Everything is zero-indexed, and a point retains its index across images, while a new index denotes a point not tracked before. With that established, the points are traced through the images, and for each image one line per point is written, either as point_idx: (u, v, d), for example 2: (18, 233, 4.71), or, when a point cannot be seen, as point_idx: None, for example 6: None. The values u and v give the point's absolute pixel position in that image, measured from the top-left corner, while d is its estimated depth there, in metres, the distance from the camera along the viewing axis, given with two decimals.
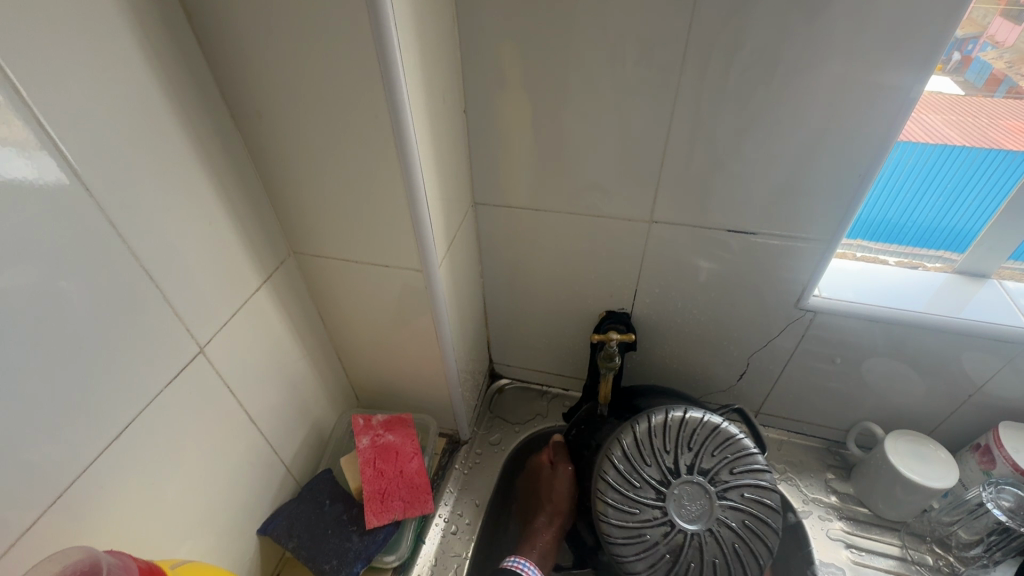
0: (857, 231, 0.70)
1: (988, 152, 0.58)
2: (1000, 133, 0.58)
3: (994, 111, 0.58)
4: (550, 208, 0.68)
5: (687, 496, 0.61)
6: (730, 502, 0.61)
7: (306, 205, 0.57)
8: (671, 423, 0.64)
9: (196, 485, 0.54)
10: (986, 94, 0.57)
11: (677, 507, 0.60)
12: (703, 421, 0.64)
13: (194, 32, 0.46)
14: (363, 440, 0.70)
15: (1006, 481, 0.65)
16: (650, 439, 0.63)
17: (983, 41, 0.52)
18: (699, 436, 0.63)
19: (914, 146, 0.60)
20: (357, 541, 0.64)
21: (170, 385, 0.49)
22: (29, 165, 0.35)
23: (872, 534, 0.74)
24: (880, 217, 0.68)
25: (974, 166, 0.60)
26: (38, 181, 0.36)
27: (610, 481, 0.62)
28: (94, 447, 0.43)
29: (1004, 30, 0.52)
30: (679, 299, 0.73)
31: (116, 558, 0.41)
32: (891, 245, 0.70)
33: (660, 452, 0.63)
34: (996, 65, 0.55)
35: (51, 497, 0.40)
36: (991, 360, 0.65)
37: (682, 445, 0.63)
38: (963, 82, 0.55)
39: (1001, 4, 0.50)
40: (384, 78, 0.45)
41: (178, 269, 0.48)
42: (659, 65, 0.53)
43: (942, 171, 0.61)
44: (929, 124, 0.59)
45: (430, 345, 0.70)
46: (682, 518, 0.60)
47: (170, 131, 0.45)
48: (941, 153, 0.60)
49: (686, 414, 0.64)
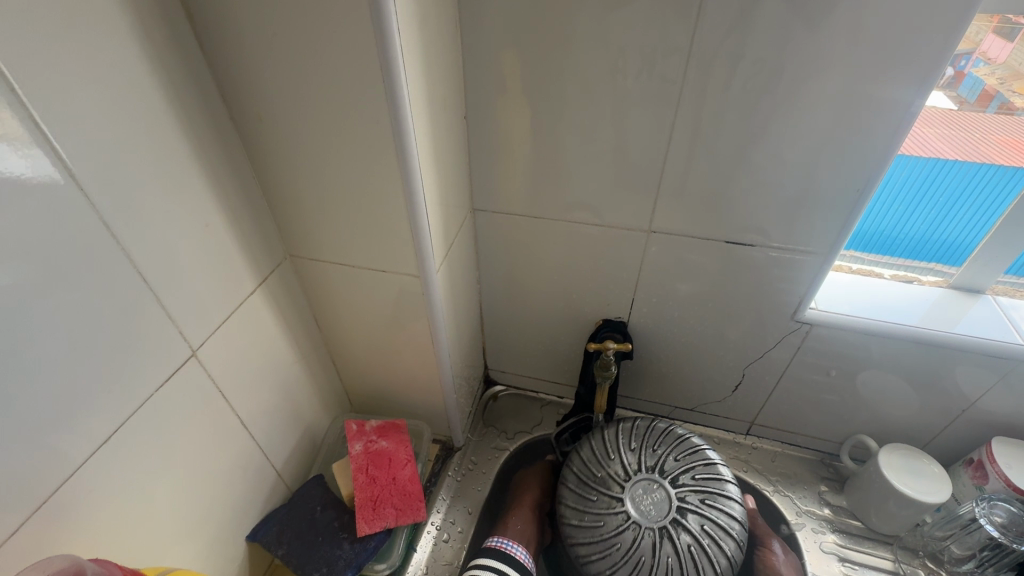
0: (852, 243, 0.71)
1: (979, 167, 0.59)
2: (991, 147, 0.58)
3: (986, 126, 0.58)
4: (549, 215, 0.68)
5: (649, 494, 0.65)
6: (655, 546, 0.61)
7: (303, 208, 0.57)
8: (716, 479, 0.67)
9: (186, 490, 0.53)
10: (978, 109, 0.57)
11: (639, 485, 0.66)
12: (728, 510, 0.65)
13: (194, 33, 0.46)
14: (356, 445, 0.69)
15: (999, 497, 0.65)
16: (694, 460, 0.68)
17: (976, 57, 0.53)
18: (714, 509, 0.64)
19: (907, 159, 0.61)
20: (348, 549, 0.63)
21: (161, 388, 0.48)
22: (24, 162, 0.35)
23: (865, 548, 0.74)
24: (874, 229, 0.68)
25: (966, 181, 0.60)
26: (34, 178, 0.35)
27: (649, 424, 0.72)
28: (82, 451, 0.42)
29: (996, 46, 0.53)
30: (675, 309, 0.73)
31: (102, 565, 0.40)
32: (884, 256, 0.70)
33: (690, 470, 0.68)
34: (987, 82, 0.55)
35: (36, 502, 0.39)
36: (984, 375, 0.65)
37: (701, 490, 0.66)
38: (954, 97, 0.56)
39: (993, 21, 0.51)
40: (387, 83, 0.44)
41: (174, 272, 0.48)
42: (661, 76, 0.53)
43: (934, 185, 0.62)
44: (921, 136, 0.60)
45: (425, 351, 0.70)
46: (627, 492, 0.65)
47: (167, 130, 0.44)
48: (934, 166, 0.60)
49: (732, 495, 0.66)
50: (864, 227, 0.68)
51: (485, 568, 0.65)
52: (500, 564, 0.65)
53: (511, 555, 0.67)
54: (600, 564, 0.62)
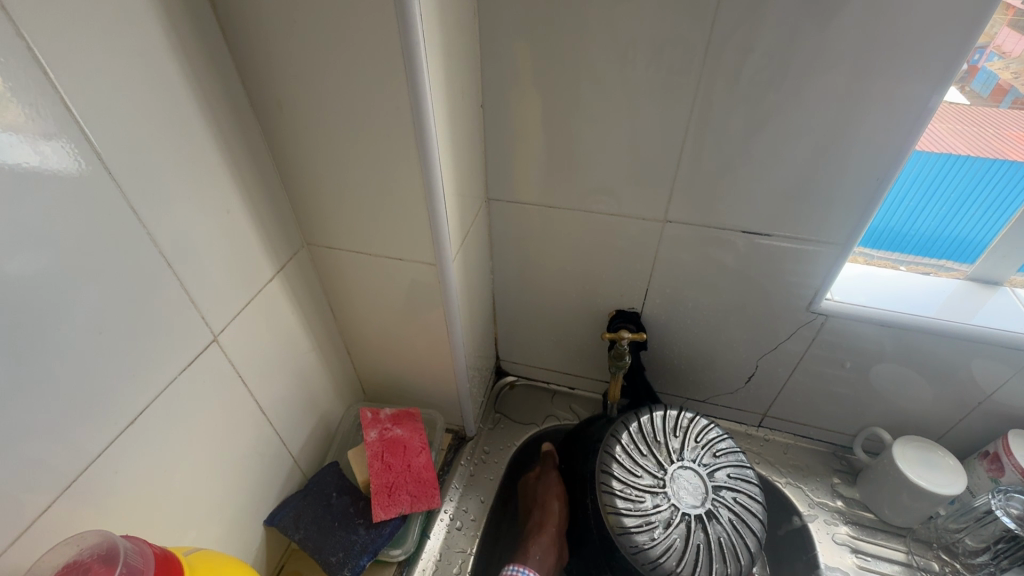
0: (862, 239, 0.70)
1: (992, 163, 0.58)
2: (1004, 143, 0.58)
3: (999, 121, 0.58)
4: (564, 204, 0.68)
5: (686, 482, 0.64)
6: (670, 522, 0.62)
7: (322, 196, 0.57)
8: (750, 511, 0.64)
9: (205, 475, 0.54)
10: (992, 104, 0.57)
11: (683, 472, 0.65)
12: (747, 546, 0.62)
13: (216, 20, 0.46)
14: (370, 433, 0.70)
15: (1014, 489, 0.65)
16: (745, 486, 0.65)
17: (991, 51, 0.52)
18: (738, 533, 0.62)
19: (918, 155, 0.60)
20: (364, 534, 0.64)
21: (183, 373, 0.49)
22: (33, 151, 0.34)
23: (877, 539, 0.74)
24: (885, 225, 0.67)
25: (978, 178, 0.60)
26: (41, 166, 0.35)
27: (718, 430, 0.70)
28: (108, 432, 0.43)
29: (1011, 40, 0.52)
30: (689, 300, 0.73)
31: (137, 539, 0.38)
32: (895, 252, 0.70)
33: (736, 489, 0.65)
34: (1001, 76, 0.55)
35: (64, 482, 0.40)
36: (1001, 367, 0.65)
37: (737, 512, 0.63)
38: (967, 91, 0.56)
39: (1009, 13, 0.50)
40: (407, 69, 0.44)
41: (195, 258, 0.48)
42: (681, 63, 0.53)
43: (946, 180, 0.61)
44: (933, 132, 0.59)
45: (439, 340, 0.70)
46: (670, 475, 0.65)
47: (190, 118, 0.45)
48: (946, 162, 0.60)
49: (757, 534, 0.63)
50: (875, 224, 0.67)
51: None
52: None
53: None
54: (616, 502, 0.63)
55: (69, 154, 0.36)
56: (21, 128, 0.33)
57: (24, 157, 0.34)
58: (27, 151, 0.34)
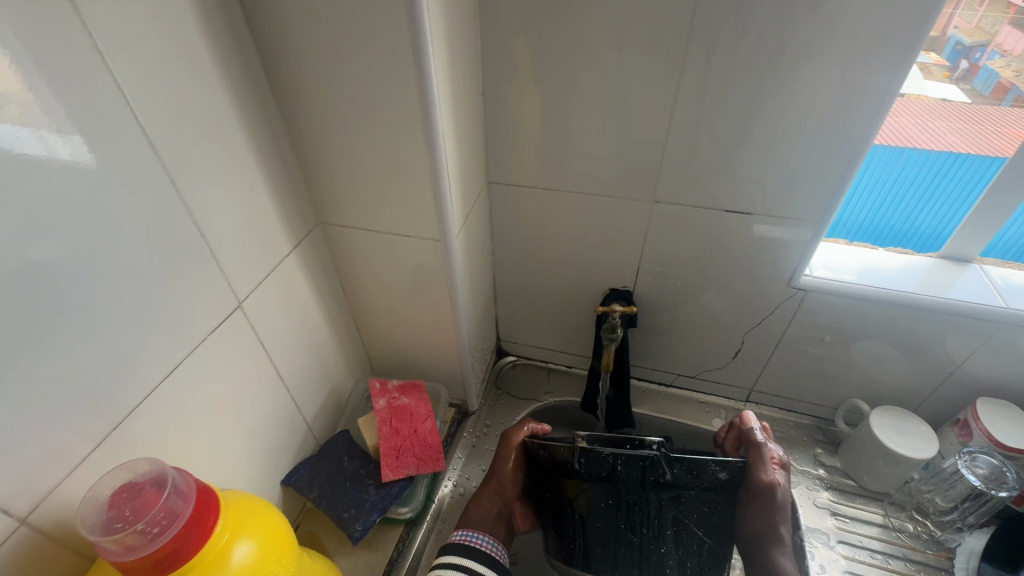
0: (863, 236, 0.75)
1: (993, 160, 0.62)
2: (1004, 140, 0.61)
3: (1001, 120, 0.61)
4: (559, 187, 0.73)
5: None
6: None
7: (335, 176, 0.62)
8: None
9: (228, 433, 0.58)
10: (994, 103, 0.61)
11: None
12: None
13: (243, 12, 0.50)
14: (380, 401, 0.74)
15: (980, 450, 0.69)
16: None
17: (991, 49, 0.58)
18: None
19: (920, 153, 0.65)
20: (374, 493, 0.69)
21: (212, 335, 0.54)
22: (37, 142, 0.36)
23: (856, 503, 0.78)
24: (886, 222, 0.73)
25: (979, 176, 0.64)
26: (45, 155, 0.36)
27: None
28: (148, 384, 0.47)
29: (1013, 39, 0.58)
30: (677, 278, 0.78)
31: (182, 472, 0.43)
32: (900, 249, 0.75)
33: None
34: (1003, 74, 0.60)
35: (109, 427, 0.45)
36: (970, 339, 0.69)
37: None
38: (970, 90, 0.61)
39: (1009, 12, 0.56)
40: (416, 58, 0.49)
41: (222, 230, 0.53)
42: (667, 52, 0.57)
43: (948, 178, 0.65)
44: (935, 131, 0.64)
45: (443, 316, 0.75)
46: None
47: (220, 100, 0.49)
48: (947, 159, 0.64)
49: None
50: (879, 223, 0.73)
51: (452, 567, 0.62)
52: (466, 561, 0.63)
53: (476, 548, 0.65)
54: None
55: (77, 147, 0.38)
56: (87, 103, 0.38)
57: (30, 149, 0.35)
58: (34, 144, 0.35)
